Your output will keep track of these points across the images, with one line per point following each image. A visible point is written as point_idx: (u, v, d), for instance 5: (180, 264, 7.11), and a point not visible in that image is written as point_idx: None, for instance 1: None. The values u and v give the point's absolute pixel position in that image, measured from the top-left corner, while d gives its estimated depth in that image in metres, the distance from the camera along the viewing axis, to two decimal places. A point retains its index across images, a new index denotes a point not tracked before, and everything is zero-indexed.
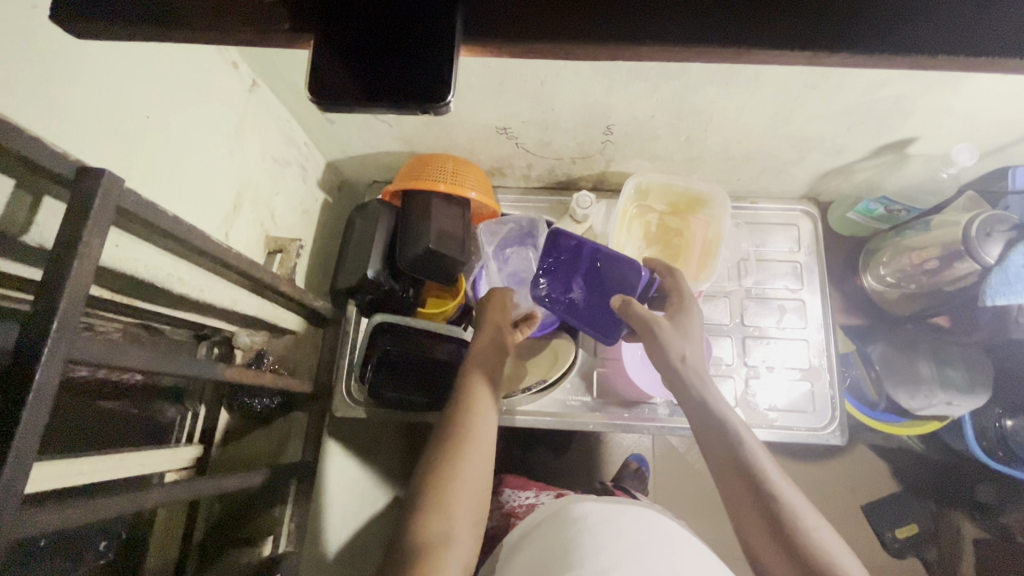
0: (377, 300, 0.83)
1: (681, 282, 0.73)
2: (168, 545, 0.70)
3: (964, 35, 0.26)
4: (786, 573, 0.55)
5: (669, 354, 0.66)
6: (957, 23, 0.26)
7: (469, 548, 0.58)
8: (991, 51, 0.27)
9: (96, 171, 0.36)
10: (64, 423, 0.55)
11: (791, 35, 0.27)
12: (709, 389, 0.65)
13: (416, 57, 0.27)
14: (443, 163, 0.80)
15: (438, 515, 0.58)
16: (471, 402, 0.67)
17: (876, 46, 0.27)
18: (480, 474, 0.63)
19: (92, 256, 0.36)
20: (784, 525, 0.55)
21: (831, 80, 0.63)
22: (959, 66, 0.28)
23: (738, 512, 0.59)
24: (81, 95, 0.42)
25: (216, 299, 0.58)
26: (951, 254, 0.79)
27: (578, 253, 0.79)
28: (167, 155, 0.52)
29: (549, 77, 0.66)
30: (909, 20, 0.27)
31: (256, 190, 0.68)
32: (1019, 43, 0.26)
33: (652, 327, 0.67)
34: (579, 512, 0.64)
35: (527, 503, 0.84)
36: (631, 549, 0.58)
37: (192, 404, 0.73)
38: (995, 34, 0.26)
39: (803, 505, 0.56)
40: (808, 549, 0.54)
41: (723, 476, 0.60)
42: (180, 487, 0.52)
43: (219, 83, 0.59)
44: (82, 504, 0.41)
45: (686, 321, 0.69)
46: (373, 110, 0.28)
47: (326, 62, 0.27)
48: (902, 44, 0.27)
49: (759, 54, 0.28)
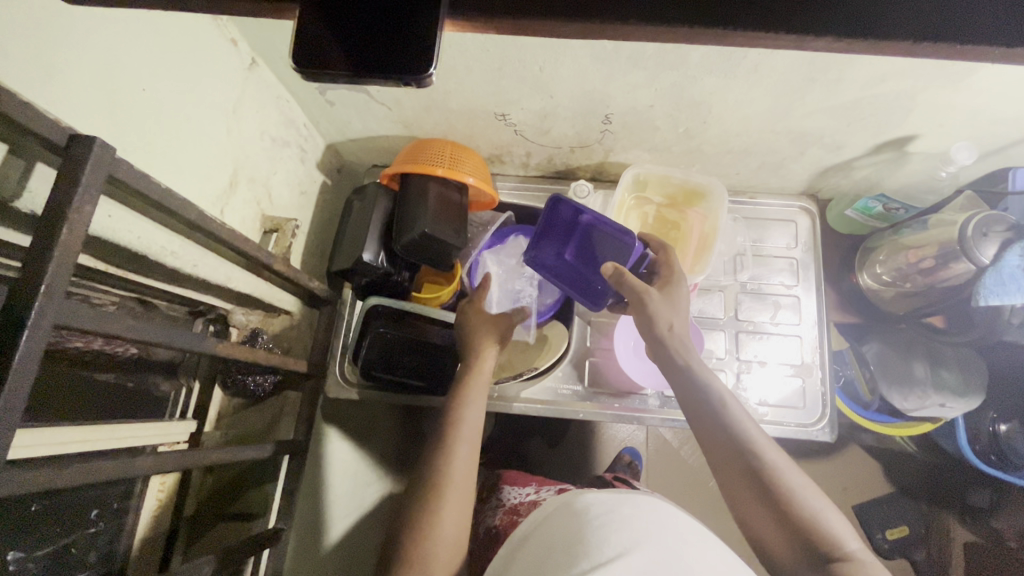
0: (372, 283, 0.84)
1: (672, 259, 0.74)
2: (160, 516, 0.71)
3: (949, 23, 0.26)
4: (779, 540, 0.55)
5: (661, 326, 0.67)
6: (943, 10, 0.26)
7: (456, 541, 0.59)
8: (978, 39, 0.26)
9: (88, 139, 0.36)
10: (56, 390, 0.56)
11: (772, 18, 0.27)
12: (696, 359, 0.65)
13: (402, 29, 0.27)
14: (440, 147, 0.79)
15: (427, 511, 0.59)
16: (469, 388, 0.70)
17: (859, 32, 0.27)
18: (468, 466, 0.63)
19: (82, 223, 0.36)
20: (777, 493, 0.56)
21: (831, 74, 0.63)
22: (945, 54, 0.28)
23: (732, 487, 0.59)
24: (78, 64, 0.42)
25: (210, 275, 0.59)
26: (947, 254, 0.78)
27: (576, 221, 0.82)
28: (165, 129, 0.52)
29: (547, 63, 0.65)
30: (895, 6, 0.27)
31: (253, 169, 0.69)
32: (1007, 32, 0.26)
33: (642, 297, 0.68)
34: (584, 504, 0.64)
35: (529, 500, 0.86)
36: (630, 542, 0.57)
37: (187, 379, 0.75)
38: (982, 22, 0.26)
39: (796, 477, 0.57)
40: (801, 517, 0.54)
41: (717, 452, 0.60)
42: (169, 458, 0.53)
43: (217, 59, 0.59)
44: (70, 469, 0.42)
45: (678, 295, 0.70)
46: (360, 81, 0.28)
47: (313, 32, 0.28)
48: (885, 31, 0.27)
49: (744, 38, 0.28)
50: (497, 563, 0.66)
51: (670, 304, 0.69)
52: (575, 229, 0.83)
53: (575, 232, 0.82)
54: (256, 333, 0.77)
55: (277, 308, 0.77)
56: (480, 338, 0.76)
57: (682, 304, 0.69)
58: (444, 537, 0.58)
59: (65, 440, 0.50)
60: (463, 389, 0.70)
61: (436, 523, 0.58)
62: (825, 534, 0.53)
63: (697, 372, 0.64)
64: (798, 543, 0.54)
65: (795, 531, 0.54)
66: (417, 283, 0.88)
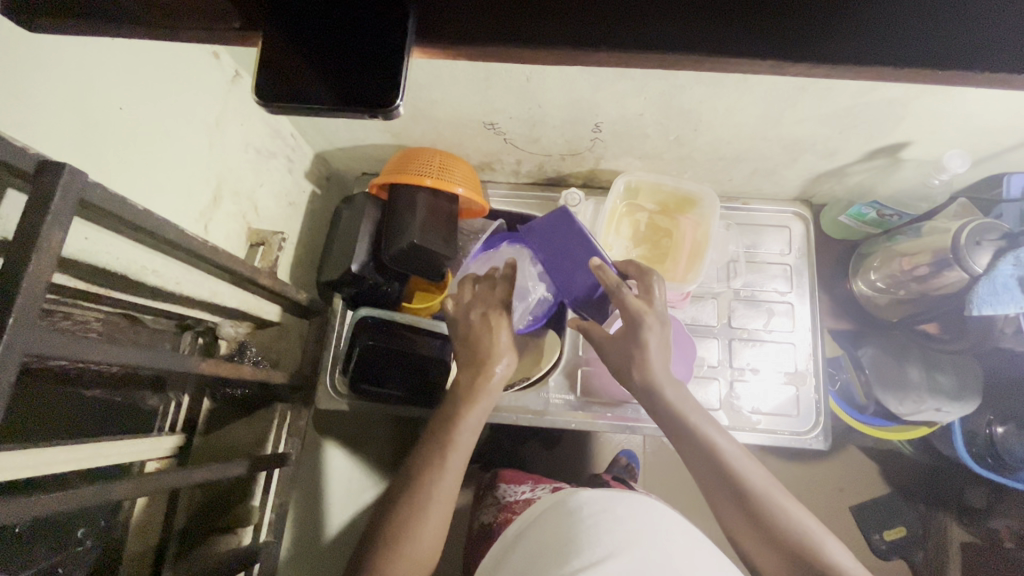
0: (361, 293, 0.83)
1: (650, 287, 0.68)
2: (147, 531, 0.69)
3: (924, 46, 0.26)
4: (770, 559, 0.57)
5: (624, 372, 0.66)
6: (917, 32, 0.26)
7: (430, 546, 0.59)
8: (954, 62, 0.26)
9: (58, 165, 0.35)
10: (40, 407, 0.55)
11: (749, 40, 0.27)
12: (676, 387, 0.64)
13: (371, 60, 0.27)
14: (429, 157, 0.79)
15: (405, 516, 0.59)
16: (471, 405, 0.66)
17: (835, 57, 0.27)
18: (455, 478, 0.62)
19: (53, 250, 0.35)
20: (765, 521, 0.57)
21: (821, 83, 0.62)
22: (924, 79, 0.28)
23: (723, 513, 0.61)
24: (49, 86, 0.42)
25: (194, 292, 0.58)
26: (940, 262, 0.78)
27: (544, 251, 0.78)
28: (143, 148, 0.52)
29: (533, 73, 0.65)
30: (871, 29, 0.26)
31: (237, 181, 0.68)
32: (982, 56, 0.26)
33: (604, 346, 0.69)
34: (576, 504, 0.63)
35: (524, 498, 0.84)
36: (623, 543, 0.56)
37: (176, 394, 0.73)
38: (960, 45, 0.26)
39: (782, 501, 0.58)
40: (791, 539, 0.56)
41: (703, 478, 0.61)
42: (149, 480, 0.52)
43: (199, 74, 0.58)
44: (50, 495, 0.41)
45: (637, 342, 0.65)
46: (336, 113, 0.28)
47: (289, 66, 0.28)
48: (862, 55, 0.26)
49: (717, 63, 0.28)
50: (490, 561, 0.66)
51: (628, 353, 0.65)
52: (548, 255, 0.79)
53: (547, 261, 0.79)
54: (243, 346, 0.75)
55: (267, 321, 0.76)
56: (509, 342, 0.71)
57: (648, 350, 0.64)
58: (420, 541, 0.58)
59: (49, 459, 0.50)
60: (466, 406, 0.66)
61: (413, 532, 0.58)
62: (817, 555, 0.55)
63: (674, 408, 0.63)
64: (791, 563, 0.55)
65: (785, 553, 0.56)
66: (407, 293, 0.87)
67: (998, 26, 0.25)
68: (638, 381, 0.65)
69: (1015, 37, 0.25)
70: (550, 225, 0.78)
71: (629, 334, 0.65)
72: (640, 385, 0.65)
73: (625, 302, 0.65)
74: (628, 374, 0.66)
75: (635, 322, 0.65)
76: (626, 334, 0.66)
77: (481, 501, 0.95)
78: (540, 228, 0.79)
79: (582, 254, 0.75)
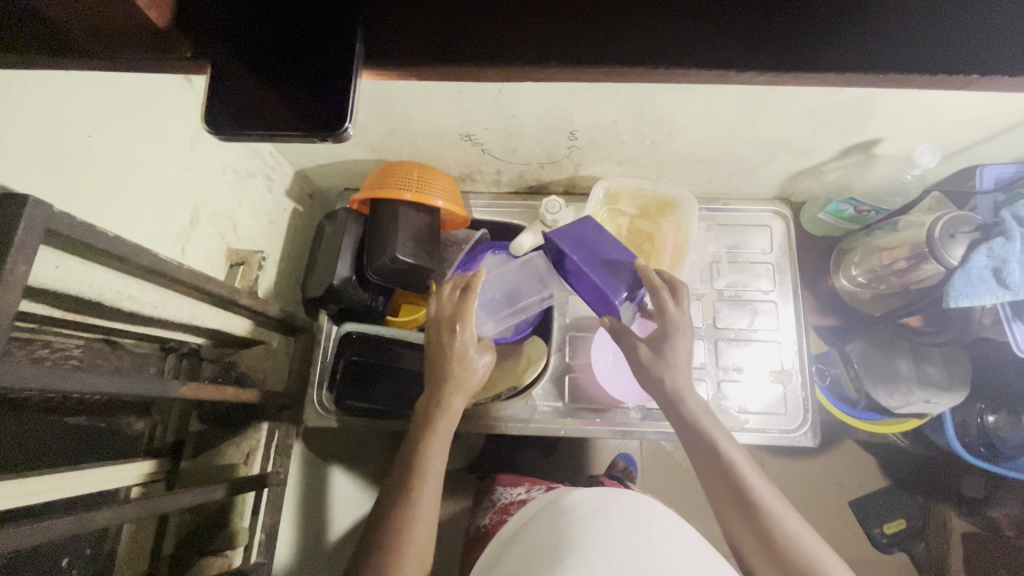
0: (345, 309, 0.83)
1: (679, 292, 0.69)
2: (137, 557, 0.69)
3: (839, 53, 0.28)
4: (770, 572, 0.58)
5: (653, 380, 0.67)
6: (832, 36, 0.28)
7: (418, 558, 0.60)
8: (862, 65, 0.29)
9: (20, 199, 0.35)
10: (23, 436, 0.55)
11: (678, 45, 0.29)
12: (694, 398, 0.66)
13: (321, 84, 0.30)
14: (409, 171, 0.79)
15: (395, 530, 0.59)
16: (438, 418, 0.66)
17: (758, 62, 0.29)
18: (435, 486, 0.64)
19: (18, 282, 0.35)
20: (773, 540, 0.57)
21: (785, 90, 0.64)
22: (842, 81, 0.30)
23: (730, 524, 0.62)
24: (17, 119, 0.42)
25: (174, 314, 0.58)
26: (917, 255, 0.79)
27: (578, 253, 0.73)
28: (112, 173, 0.51)
29: (505, 85, 0.65)
30: (791, 38, 0.28)
31: (215, 203, 0.68)
32: (887, 61, 0.28)
33: (632, 348, 0.70)
34: (569, 503, 0.63)
35: (519, 500, 0.84)
36: (615, 540, 0.56)
37: (161, 416, 0.73)
38: (868, 55, 0.28)
39: (794, 524, 0.58)
40: (797, 557, 0.56)
41: (715, 488, 0.62)
42: (132, 507, 0.51)
43: (170, 100, 0.58)
44: (34, 525, 0.41)
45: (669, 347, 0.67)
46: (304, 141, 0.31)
47: (251, 91, 0.31)
48: (780, 64, 0.29)
49: (684, 73, 0.30)
50: (483, 564, 0.65)
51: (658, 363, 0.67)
52: (580, 257, 0.73)
53: (579, 263, 0.73)
54: (230, 366, 0.75)
55: (251, 339, 0.76)
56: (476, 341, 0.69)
57: (679, 356, 0.67)
58: (409, 551, 0.59)
59: (32, 490, 0.49)
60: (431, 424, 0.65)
61: (399, 545, 0.59)
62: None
63: (694, 417, 0.65)
64: None
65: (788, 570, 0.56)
66: (392, 306, 0.88)
67: (902, 23, 0.28)
68: (666, 390, 0.66)
69: (913, 40, 0.28)
70: (581, 231, 0.76)
71: (660, 336, 0.68)
72: (667, 394, 0.66)
73: (660, 304, 0.67)
74: (659, 379, 0.67)
75: (669, 326, 0.67)
76: (656, 337, 0.68)
77: (477, 508, 0.95)
78: (567, 232, 0.76)
79: (618, 256, 0.73)
